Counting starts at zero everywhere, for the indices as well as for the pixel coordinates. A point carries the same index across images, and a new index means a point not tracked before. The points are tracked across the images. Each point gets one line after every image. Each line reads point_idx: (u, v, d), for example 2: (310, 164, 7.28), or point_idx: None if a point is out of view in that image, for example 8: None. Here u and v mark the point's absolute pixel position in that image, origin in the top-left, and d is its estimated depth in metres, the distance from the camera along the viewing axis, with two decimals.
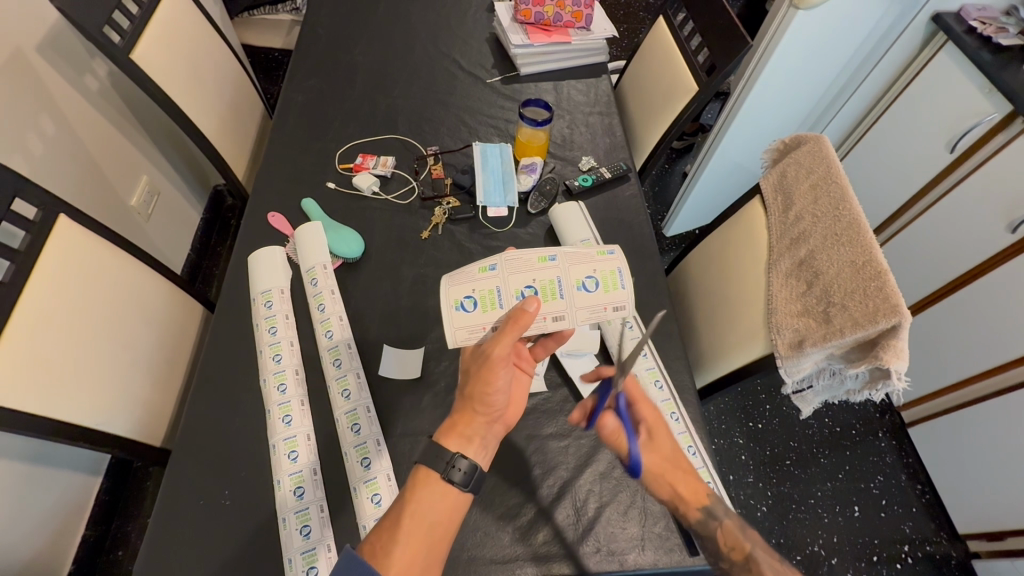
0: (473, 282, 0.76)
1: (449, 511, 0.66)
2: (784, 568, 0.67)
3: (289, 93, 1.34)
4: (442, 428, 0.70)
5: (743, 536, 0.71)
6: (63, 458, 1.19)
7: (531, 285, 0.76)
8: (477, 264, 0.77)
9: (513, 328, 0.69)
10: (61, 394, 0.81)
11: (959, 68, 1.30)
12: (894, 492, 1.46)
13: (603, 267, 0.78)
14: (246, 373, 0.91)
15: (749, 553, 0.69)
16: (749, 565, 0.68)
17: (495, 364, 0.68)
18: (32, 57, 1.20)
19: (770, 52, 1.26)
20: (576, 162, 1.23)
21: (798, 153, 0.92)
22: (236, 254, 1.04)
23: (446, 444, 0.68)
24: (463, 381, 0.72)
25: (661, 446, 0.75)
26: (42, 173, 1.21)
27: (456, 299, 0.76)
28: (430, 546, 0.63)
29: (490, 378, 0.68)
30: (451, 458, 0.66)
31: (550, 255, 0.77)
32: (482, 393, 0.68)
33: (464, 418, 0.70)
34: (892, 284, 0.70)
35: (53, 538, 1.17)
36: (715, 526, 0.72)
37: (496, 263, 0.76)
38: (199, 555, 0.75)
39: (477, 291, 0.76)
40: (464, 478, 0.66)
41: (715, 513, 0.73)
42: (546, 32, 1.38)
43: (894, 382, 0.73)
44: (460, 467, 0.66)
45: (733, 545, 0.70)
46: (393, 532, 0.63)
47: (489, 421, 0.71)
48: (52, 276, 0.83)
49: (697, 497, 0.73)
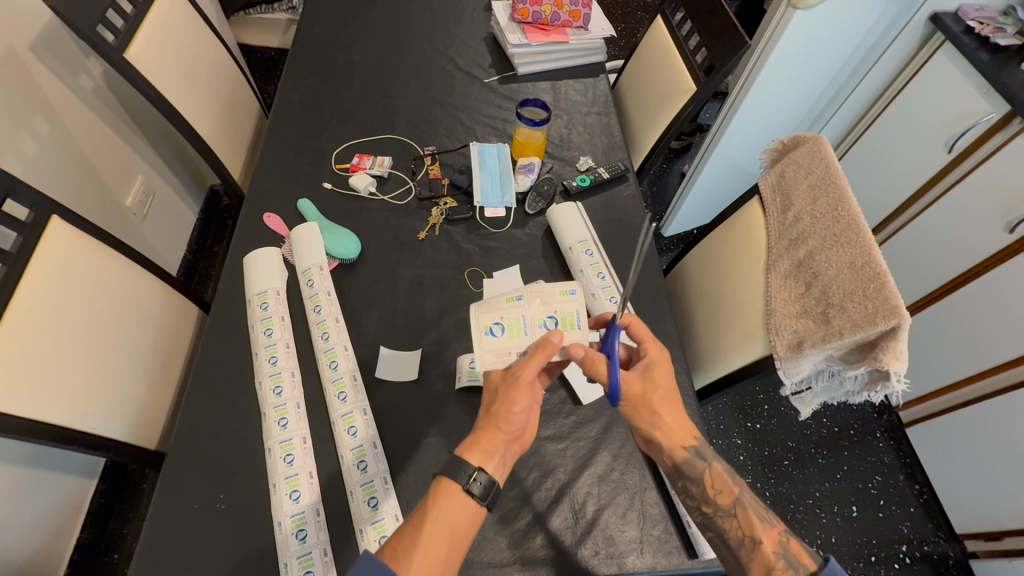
0: (501, 311, 0.83)
1: (467, 523, 0.65)
2: (765, 514, 0.71)
3: (286, 93, 1.33)
4: (462, 443, 0.69)
5: (730, 481, 0.73)
6: (58, 461, 1.18)
7: (552, 316, 0.83)
8: (505, 295, 0.85)
9: (541, 355, 0.71)
10: (54, 397, 0.80)
11: (957, 68, 1.30)
12: (892, 492, 1.46)
13: (566, 308, 0.84)
14: (241, 377, 0.90)
15: (736, 496, 0.72)
16: (736, 509, 0.71)
17: (522, 386, 0.70)
18: (26, 56, 1.19)
19: (768, 51, 1.25)
20: (573, 163, 1.22)
21: (797, 154, 0.92)
22: (232, 255, 1.03)
23: (467, 458, 0.67)
24: (487, 402, 0.72)
25: (652, 381, 0.76)
26: (36, 173, 1.20)
27: (485, 325, 0.83)
28: (449, 558, 0.62)
29: (518, 399, 0.70)
30: (472, 471, 0.65)
31: (570, 290, 0.85)
32: (508, 411, 0.69)
33: (487, 436, 0.69)
34: (892, 285, 0.69)
35: (48, 540, 1.15)
36: (704, 467, 0.74)
37: (522, 294, 0.84)
38: (194, 560, 0.74)
39: (504, 319, 0.83)
40: (482, 492, 0.65)
41: (707, 456, 0.75)
42: (544, 32, 1.38)
43: (893, 383, 0.73)
44: (480, 481, 0.65)
45: (721, 489, 0.72)
46: (415, 540, 0.62)
47: (511, 439, 0.70)
48: (46, 278, 0.83)
49: (683, 437, 0.75)
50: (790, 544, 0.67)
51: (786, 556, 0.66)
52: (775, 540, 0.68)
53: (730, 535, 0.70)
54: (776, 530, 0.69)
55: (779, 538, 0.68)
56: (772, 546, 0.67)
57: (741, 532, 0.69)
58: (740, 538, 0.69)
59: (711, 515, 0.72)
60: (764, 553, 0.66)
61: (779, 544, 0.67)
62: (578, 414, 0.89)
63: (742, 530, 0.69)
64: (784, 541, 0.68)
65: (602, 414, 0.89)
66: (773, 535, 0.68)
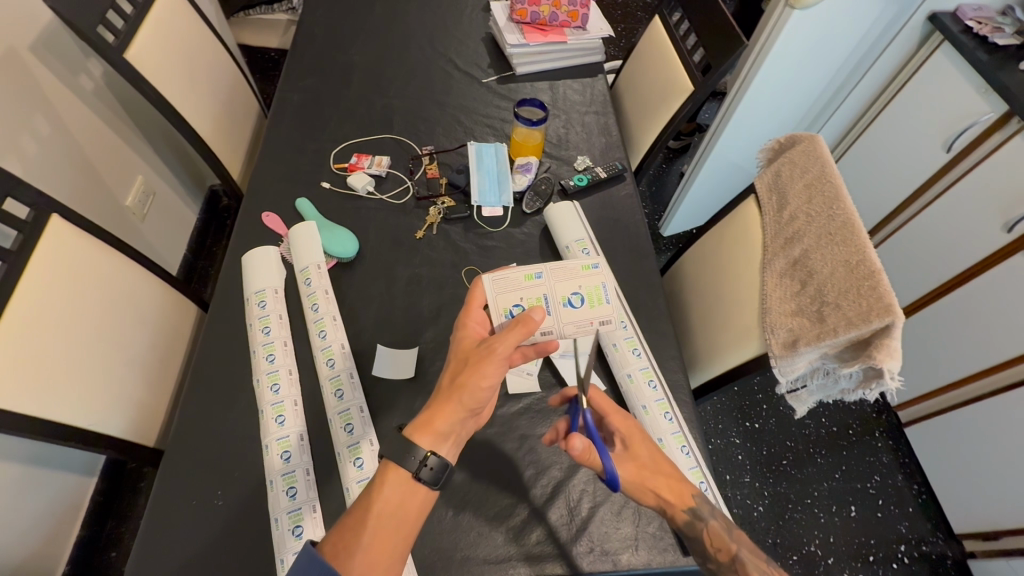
0: (520, 291, 0.75)
1: (414, 507, 0.65)
2: (767, 568, 0.73)
3: (285, 93, 1.33)
4: (413, 424, 0.67)
5: (728, 537, 0.73)
6: (58, 459, 1.19)
7: (577, 292, 0.77)
8: (523, 270, 0.77)
9: (520, 330, 0.68)
10: (53, 395, 0.80)
11: (954, 69, 1.31)
12: (890, 492, 1.46)
13: (588, 283, 0.78)
14: (239, 374, 0.91)
15: (734, 553, 0.72)
16: (736, 565, 0.72)
17: (495, 359, 0.66)
18: (27, 57, 1.20)
19: (766, 50, 1.25)
20: (571, 162, 1.22)
21: (793, 153, 0.92)
22: (231, 254, 1.04)
23: (417, 441, 0.65)
24: (450, 373, 0.69)
25: (637, 456, 0.76)
26: (37, 173, 1.20)
27: (504, 308, 0.75)
28: (395, 547, 0.62)
29: (486, 370, 0.66)
30: (424, 456, 0.64)
31: (594, 264, 0.80)
32: (474, 383, 0.66)
33: (442, 413, 0.67)
34: (886, 284, 0.70)
35: (47, 538, 1.16)
36: (703, 527, 0.72)
37: (542, 272, 0.77)
38: (191, 556, 0.75)
39: (525, 299, 0.76)
40: (432, 476, 0.65)
41: (705, 515, 0.73)
42: (542, 32, 1.38)
43: (887, 381, 0.73)
44: (431, 466, 0.64)
45: (720, 547, 0.72)
46: (358, 533, 0.62)
47: (466, 417, 0.68)
48: (45, 276, 0.83)
49: (683, 497, 0.73)
50: None
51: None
52: None
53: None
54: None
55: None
56: None
57: None
58: None
59: (715, 569, 0.73)
60: None
61: None
62: None
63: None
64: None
65: None
66: None
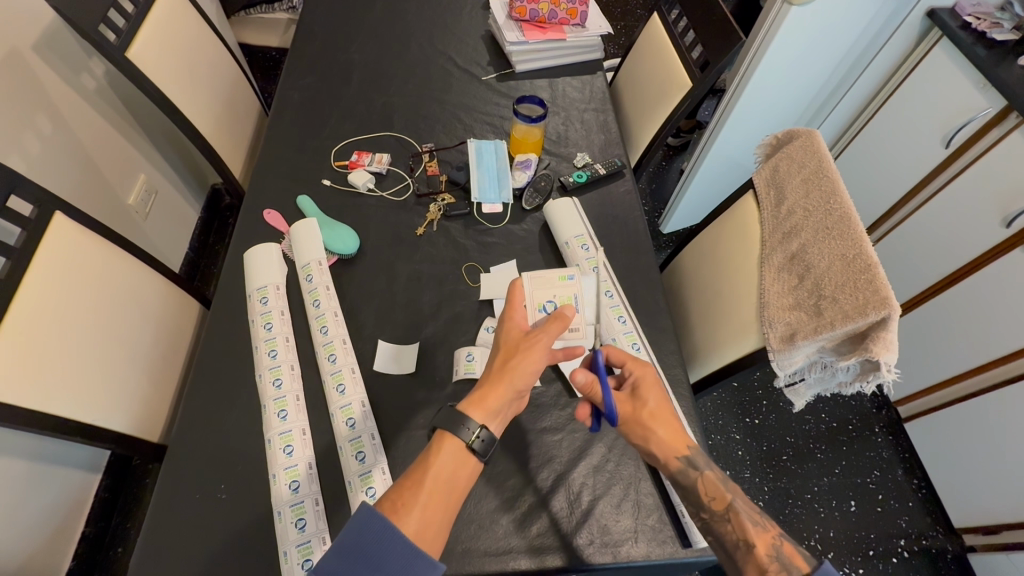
0: (556, 290, 0.81)
1: (463, 478, 0.66)
2: (759, 518, 0.68)
3: (285, 91, 1.34)
4: (465, 399, 0.69)
5: (723, 486, 0.72)
6: (62, 456, 1.20)
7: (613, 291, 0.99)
8: (558, 272, 0.83)
9: (558, 322, 0.73)
10: (58, 390, 0.81)
11: (954, 64, 1.31)
12: (891, 487, 1.46)
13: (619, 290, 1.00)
14: (243, 370, 0.92)
15: (729, 502, 0.70)
16: (729, 514, 0.69)
17: (540, 346, 0.72)
18: (29, 56, 1.20)
19: (765, 47, 1.25)
20: (570, 159, 1.23)
21: (790, 148, 0.93)
22: (233, 251, 1.04)
23: (469, 413, 0.67)
24: (497, 360, 0.72)
25: (641, 399, 0.77)
26: (39, 171, 1.21)
27: (539, 303, 0.80)
28: (448, 510, 0.63)
29: (534, 357, 0.71)
30: (476, 427, 0.66)
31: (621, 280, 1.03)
32: (524, 367, 0.70)
33: (494, 392, 0.69)
34: (883, 277, 0.70)
35: (52, 535, 1.17)
36: (697, 476, 0.73)
37: (575, 275, 0.83)
38: (194, 548, 0.76)
39: (558, 298, 0.81)
40: (483, 448, 0.66)
41: (699, 465, 0.74)
42: (541, 30, 1.39)
43: (884, 373, 0.74)
44: (482, 437, 0.66)
45: (714, 495, 0.71)
46: (415, 492, 0.62)
47: (514, 399, 0.70)
48: (49, 273, 0.84)
49: (677, 448, 0.74)
50: (783, 547, 0.64)
51: (780, 557, 0.63)
52: (768, 543, 0.65)
53: (728, 538, 0.68)
54: (769, 534, 0.66)
55: (773, 541, 0.65)
56: (765, 548, 0.64)
57: (736, 536, 0.67)
58: (735, 541, 0.67)
59: (709, 520, 0.71)
60: (757, 556, 0.64)
61: (773, 546, 0.64)
62: (573, 406, 0.90)
63: (737, 534, 0.67)
64: (778, 543, 0.65)
65: None
66: (767, 539, 0.66)
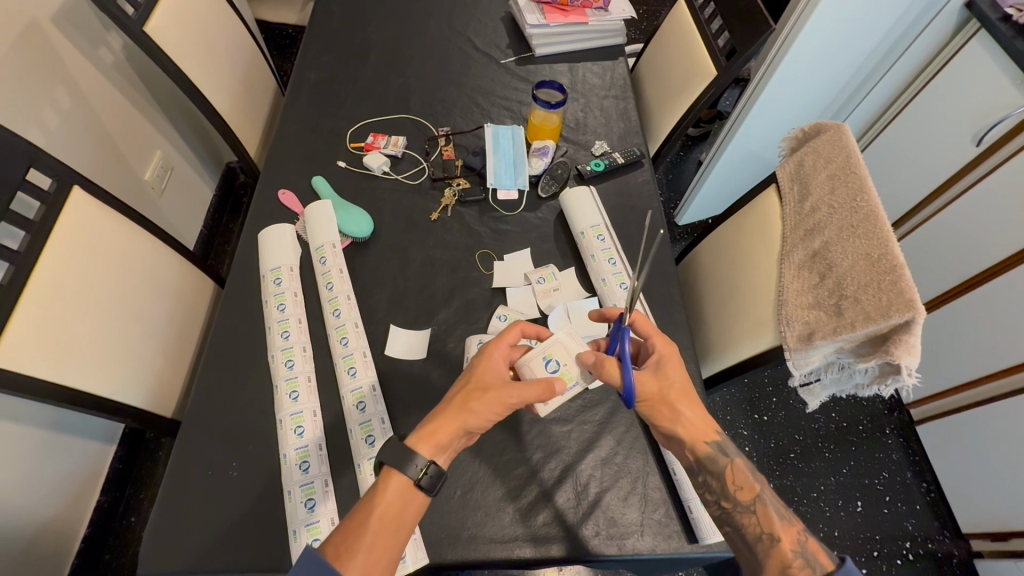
0: (568, 358, 0.78)
1: (411, 514, 0.66)
2: (785, 512, 0.68)
3: (302, 70, 1.33)
4: (418, 431, 0.69)
5: (752, 477, 0.71)
6: (79, 427, 1.22)
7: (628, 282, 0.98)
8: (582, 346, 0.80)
9: (542, 390, 0.72)
10: (76, 364, 0.83)
11: (992, 58, 1.25)
12: (899, 489, 1.45)
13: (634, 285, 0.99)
14: (255, 350, 0.92)
15: (756, 493, 0.70)
16: (755, 505, 0.69)
17: (506, 398, 0.71)
18: (48, 29, 1.20)
19: (794, 35, 1.21)
20: (588, 147, 1.21)
21: (817, 143, 0.90)
22: (247, 231, 1.04)
23: (416, 448, 0.68)
24: (465, 392, 0.72)
25: (667, 377, 0.76)
26: (57, 145, 1.22)
27: (547, 353, 0.78)
28: (395, 546, 0.64)
29: (495, 406, 0.71)
30: (422, 463, 0.66)
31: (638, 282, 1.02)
32: (483, 413, 0.70)
33: (446, 427, 0.69)
34: (908, 279, 0.69)
35: (69, 502, 1.20)
36: (726, 461, 0.72)
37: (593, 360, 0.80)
38: (205, 523, 0.77)
39: (564, 367, 0.78)
40: (430, 484, 0.66)
41: (728, 452, 0.73)
42: (563, 13, 1.35)
43: (904, 378, 0.72)
44: (429, 474, 0.66)
45: (742, 484, 0.70)
46: (360, 533, 0.63)
47: (465, 436, 0.71)
48: (68, 249, 0.84)
49: (705, 432, 0.74)
50: (809, 543, 0.64)
51: (804, 554, 0.63)
52: (794, 538, 0.65)
53: (748, 531, 0.68)
54: (795, 529, 0.66)
55: (798, 537, 0.65)
56: (790, 543, 0.64)
57: (759, 529, 0.67)
58: (757, 534, 0.67)
59: (729, 509, 0.70)
60: (783, 551, 0.64)
61: (798, 543, 0.64)
62: (584, 398, 0.89)
63: (761, 527, 0.67)
64: (802, 539, 0.65)
65: (608, 399, 0.89)
66: (792, 534, 0.66)
